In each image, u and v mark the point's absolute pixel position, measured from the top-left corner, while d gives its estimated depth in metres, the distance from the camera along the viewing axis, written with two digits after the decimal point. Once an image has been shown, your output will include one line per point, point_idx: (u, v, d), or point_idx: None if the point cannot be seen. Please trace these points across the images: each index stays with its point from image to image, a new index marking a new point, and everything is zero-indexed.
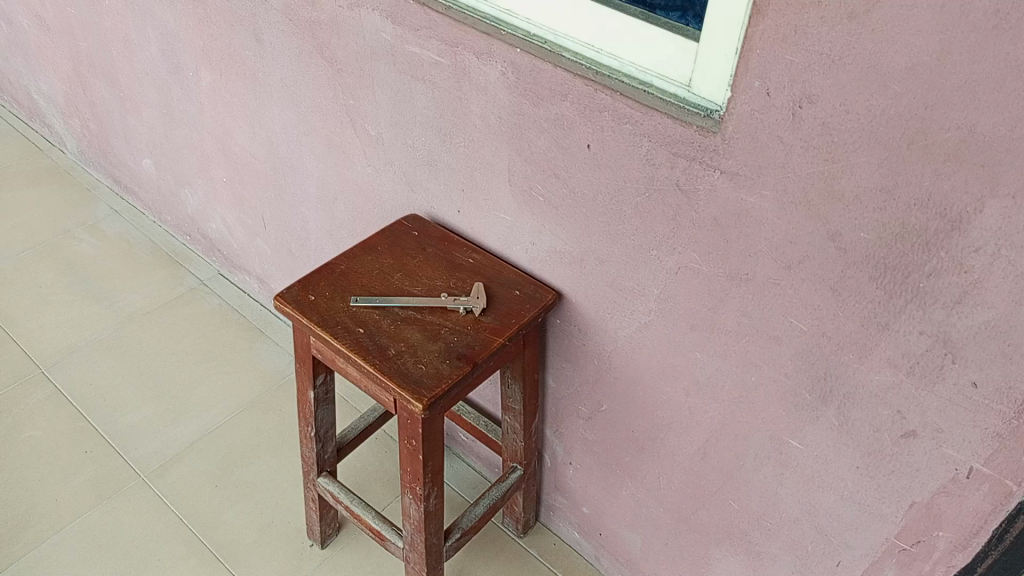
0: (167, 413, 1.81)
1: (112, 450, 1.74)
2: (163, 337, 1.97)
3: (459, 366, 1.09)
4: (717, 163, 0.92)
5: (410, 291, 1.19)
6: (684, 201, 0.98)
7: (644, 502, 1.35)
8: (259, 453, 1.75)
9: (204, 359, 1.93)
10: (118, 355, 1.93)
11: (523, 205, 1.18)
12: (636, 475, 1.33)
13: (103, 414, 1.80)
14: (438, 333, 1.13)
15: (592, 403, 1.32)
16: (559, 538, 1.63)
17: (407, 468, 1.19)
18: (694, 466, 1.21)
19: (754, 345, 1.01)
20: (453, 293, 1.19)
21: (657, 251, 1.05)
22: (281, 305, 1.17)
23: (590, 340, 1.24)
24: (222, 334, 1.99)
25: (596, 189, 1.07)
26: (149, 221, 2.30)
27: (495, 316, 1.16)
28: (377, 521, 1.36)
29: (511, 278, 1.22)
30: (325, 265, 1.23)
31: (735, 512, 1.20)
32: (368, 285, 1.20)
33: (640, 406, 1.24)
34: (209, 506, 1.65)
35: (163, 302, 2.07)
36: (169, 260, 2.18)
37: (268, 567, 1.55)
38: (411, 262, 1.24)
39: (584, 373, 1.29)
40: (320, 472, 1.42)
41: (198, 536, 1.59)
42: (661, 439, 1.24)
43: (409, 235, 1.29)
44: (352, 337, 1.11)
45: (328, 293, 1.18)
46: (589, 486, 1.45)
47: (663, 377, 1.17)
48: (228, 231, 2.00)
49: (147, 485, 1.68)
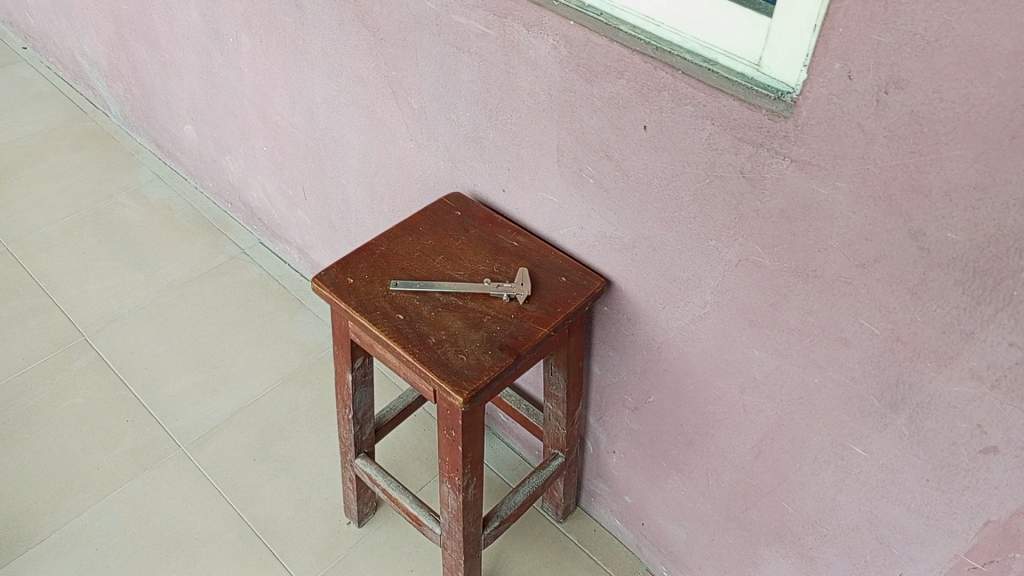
0: (207, 384, 1.80)
1: (153, 420, 1.73)
2: (204, 307, 1.96)
3: (502, 357, 1.04)
4: (787, 150, 0.85)
5: (452, 275, 1.14)
6: (748, 189, 0.91)
7: (691, 497, 1.30)
8: (297, 427, 1.73)
9: (244, 330, 1.91)
10: (159, 323, 1.92)
11: (572, 187, 1.11)
12: (684, 470, 1.28)
13: (144, 383, 1.80)
14: (481, 321, 1.08)
15: (639, 393, 1.27)
16: (600, 525, 1.59)
17: (446, 459, 1.15)
18: (746, 465, 1.15)
19: (818, 346, 0.94)
20: (496, 278, 1.13)
21: (716, 241, 0.98)
22: (319, 288, 1.12)
23: (639, 329, 1.17)
24: (262, 305, 1.97)
25: (651, 173, 1.00)
26: (190, 186, 2.28)
27: (540, 304, 1.10)
28: (415, 506, 1.33)
29: (558, 263, 1.15)
30: (365, 246, 1.18)
31: (788, 514, 1.14)
32: (409, 267, 1.15)
33: (690, 400, 1.18)
34: (247, 479, 1.64)
35: (203, 270, 2.05)
36: (210, 228, 2.16)
37: (306, 545, 1.54)
38: (453, 244, 1.18)
39: (632, 362, 1.23)
40: (358, 453, 1.39)
41: (236, 510, 1.58)
42: (712, 435, 1.18)
43: (451, 215, 1.23)
44: (391, 324, 1.07)
45: (367, 276, 1.13)
46: (634, 476, 1.41)
47: (716, 372, 1.10)
48: (268, 201, 1.96)
49: (186, 456, 1.67)
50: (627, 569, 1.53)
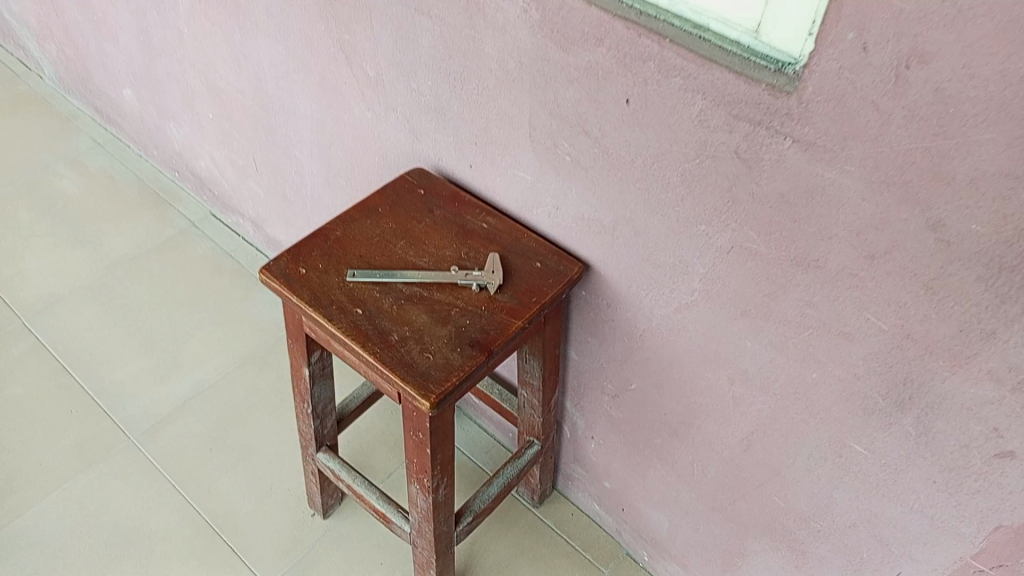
0: (157, 369, 1.68)
1: (100, 409, 1.61)
2: (152, 286, 1.83)
3: (472, 355, 0.94)
4: (789, 129, 0.76)
5: (415, 263, 1.03)
6: (743, 170, 0.82)
7: (675, 486, 1.24)
8: (256, 413, 1.63)
9: (196, 310, 1.79)
10: (103, 304, 1.79)
11: (546, 164, 1.01)
12: (667, 460, 1.21)
13: (89, 369, 1.68)
14: (448, 315, 0.98)
15: (619, 380, 1.19)
16: (578, 509, 1.52)
17: (413, 461, 1.06)
18: (735, 458, 1.09)
19: (817, 339, 0.87)
20: (464, 265, 1.03)
21: (705, 226, 0.89)
22: (267, 280, 1.02)
23: (620, 315, 1.09)
24: (215, 282, 1.85)
25: (633, 151, 0.90)
26: (134, 154, 2.13)
27: (513, 294, 1.00)
28: (383, 503, 1.25)
29: (531, 247, 1.06)
30: (319, 231, 1.07)
31: (780, 509, 1.07)
32: (368, 255, 1.04)
33: (675, 390, 1.10)
34: (203, 471, 1.54)
35: (151, 246, 1.92)
36: (157, 200, 2.02)
37: (268, 540, 1.45)
38: (417, 227, 1.08)
39: (612, 349, 1.15)
40: (320, 446, 1.30)
41: (192, 505, 1.49)
42: (698, 425, 1.11)
43: (414, 194, 1.13)
44: (348, 321, 0.97)
45: (321, 265, 1.03)
46: (614, 463, 1.34)
47: (704, 362, 1.03)
48: (218, 171, 1.83)
49: (137, 448, 1.56)
50: (606, 555, 1.47)
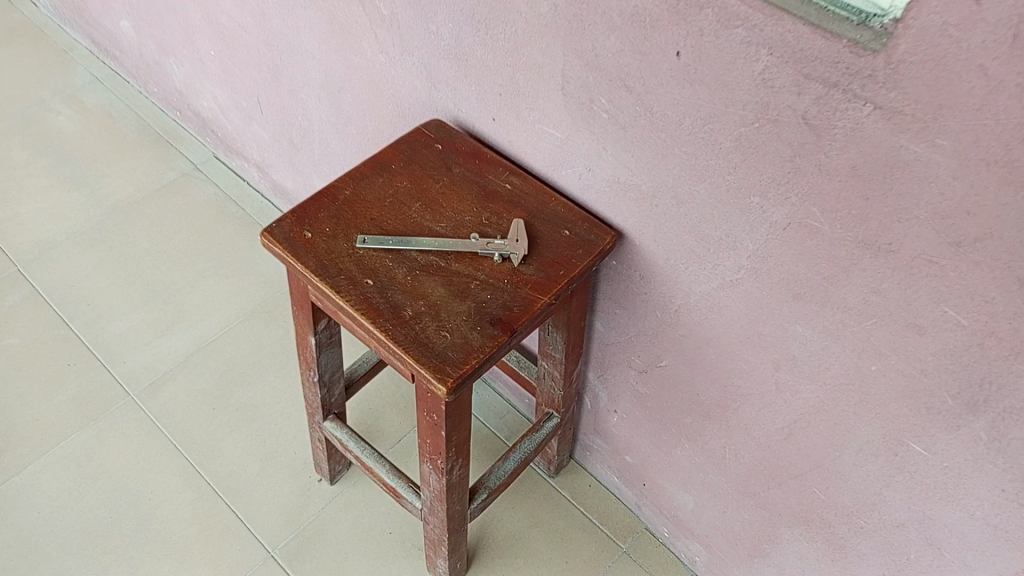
0: (158, 322, 1.61)
1: (98, 364, 1.54)
2: (152, 232, 1.74)
3: (493, 335, 0.86)
4: (871, 93, 0.65)
5: (432, 228, 0.94)
6: (810, 139, 0.71)
7: (703, 467, 1.16)
8: (261, 370, 1.55)
9: (198, 260, 1.70)
10: (102, 251, 1.71)
11: (579, 122, 0.91)
12: (696, 441, 1.13)
13: (87, 321, 1.60)
14: (467, 288, 0.89)
15: (648, 356, 1.10)
16: (595, 480, 1.45)
17: (426, 441, 0.99)
18: (773, 445, 1.01)
19: (881, 330, 0.78)
20: (485, 232, 0.94)
21: (759, 198, 0.79)
22: (269, 244, 0.93)
23: (654, 288, 1.00)
24: (218, 230, 1.76)
25: (681, 111, 0.80)
26: (133, 90, 2.02)
27: (538, 266, 0.91)
28: (393, 477, 1.18)
29: (559, 213, 0.96)
30: (326, 190, 0.97)
31: (819, 501, 1.00)
32: (380, 218, 0.95)
33: (710, 370, 1.02)
34: (206, 431, 1.47)
35: (151, 189, 1.82)
36: (157, 140, 1.92)
37: (273, 506, 1.39)
38: (434, 188, 0.98)
39: (642, 323, 1.06)
40: (327, 415, 1.23)
41: (195, 467, 1.43)
42: (734, 409, 1.03)
43: (431, 149, 1.02)
44: (358, 293, 0.88)
45: (328, 229, 0.93)
46: (637, 438, 1.26)
47: (745, 344, 0.94)
48: (221, 112, 1.72)
49: (137, 405, 1.50)
50: (624, 529, 1.40)
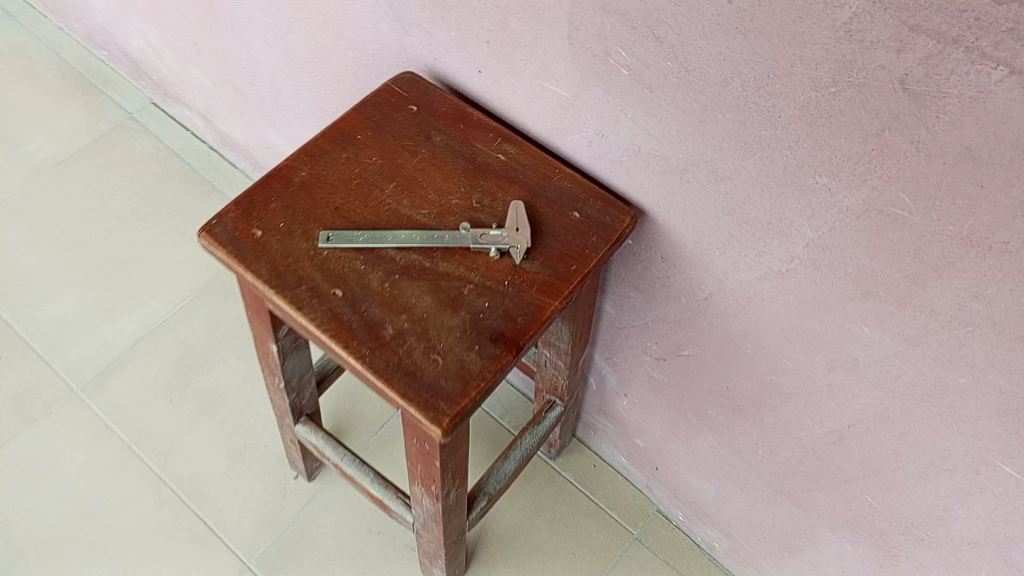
0: (101, 302, 1.42)
1: (35, 354, 1.36)
2: (86, 196, 1.53)
3: (495, 357, 0.70)
4: (1009, 53, 0.48)
5: (411, 217, 0.76)
6: (909, 110, 0.55)
7: (729, 460, 1.02)
8: (221, 353, 1.38)
9: (142, 226, 1.50)
10: (29, 221, 1.50)
11: (589, 79, 0.73)
12: (722, 434, 0.99)
13: (17, 304, 1.41)
14: (460, 295, 0.72)
15: (668, 344, 0.95)
16: (600, 460, 1.33)
17: (417, 466, 0.84)
18: (819, 448, 0.87)
19: (978, 341, 0.63)
20: (478, 219, 0.76)
21: (828, 179, 0.62)
22: (209, 246, 0.75)
23: (679, 274, 0.84)
24: (162, 190, 1.55)
25: (728, 69, 0.62)
26: (53, 26, 1.77)
27: (544, 261, 0.75)
28: (378, 487, 1.03)
29: (565, 189, 0.79)
30: (277, 171, 0.79)
31: (871, 509, 0.87)
32: (346, 206, 0.77)
33: (745, 365, 0.87)
34: (163, 427, 1.31)
35: (81, 144, 1.60)
36: (84, 85, 1.68)
37: (245, 509, 1.25)
38: (410, 163, 0.80)
39: (662, 309, 0.91)
40: (299, 417, 1.08)
41: (153, 469, 1.27)
42: (772, 407, 0.88)
43: (404, 112, 0.84)
44: (325, 309, 0.71)
45: (281, 223, 0.75)
46: (650, 424, 1.12)
47: (793, 342, 0.79)
48: (153, 54, 1.49)
49: (82, 400, 1.33)
50: (634, 513, 1.29)
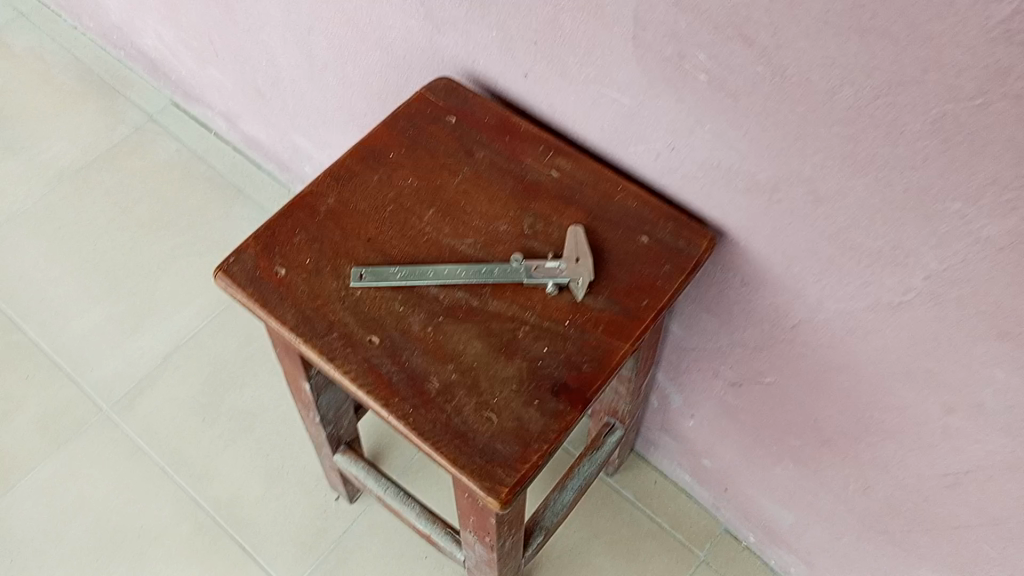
0: (129, 317, 1.35)
1: (63, 374, 1.30)
2: (109, 205, 1.46)
3: (558, 413, 0.60)
4: None
5: (455, 248, 0.67)
6: None
7: (813, 491, 0.92)
8: (255, 368, 1.31)
9: (168, 235, 1.43)
10: (52, 233, 1.43)
11: (659, 84, 0.62)
12: (807, 465, 0.89)
13: (43, 321, 1.35)
14: (514, 340, 0.63)
15: (745, 370, 0.84)
16: (661, 475, 1.23)
17: (470, 517, 0.75)
18: (926, 490, 0.77)
19: None
20: (531, 249, 0.67)
21: (962, 205, 0.51)
22: (228, 288, 0.66)
23: (761, 300, 0.73)
24: (187, 196, 1.47)
25: (837, 76, 0.51)
26: (67, 26, 1.69)
27: (610, 296, 0.65)
28: (424, 520, 0.93)
29: (630, 208, 0.68)
30: (301, 199, 0.70)
31: (988, 556, 0.77)
32: (380, 237, 0.67)
33: (839, 398, 0.76)
34: (197, 447, 1.24)
35: (102, 150, 1.52)
36: (102, 87, 1.61)
37: (285, 534, 1.17)
38: (451, 185, 0.70)
39: (739, 334, 0.80)
40: (337, 446, 0.99)
41: (189, 492, 1.20)
42: (869, 443, 0.78)
43: (441, 124, 0.74)
44: (360, 360, 0.62)
45: (308, 260, 0.66)
46: (720, 446, 1.02)
47: (900, 380, 0.68)
48: (170, 53, 1.41)
49: (113, 422, 1.26)
50: (701, 533, 1.19)
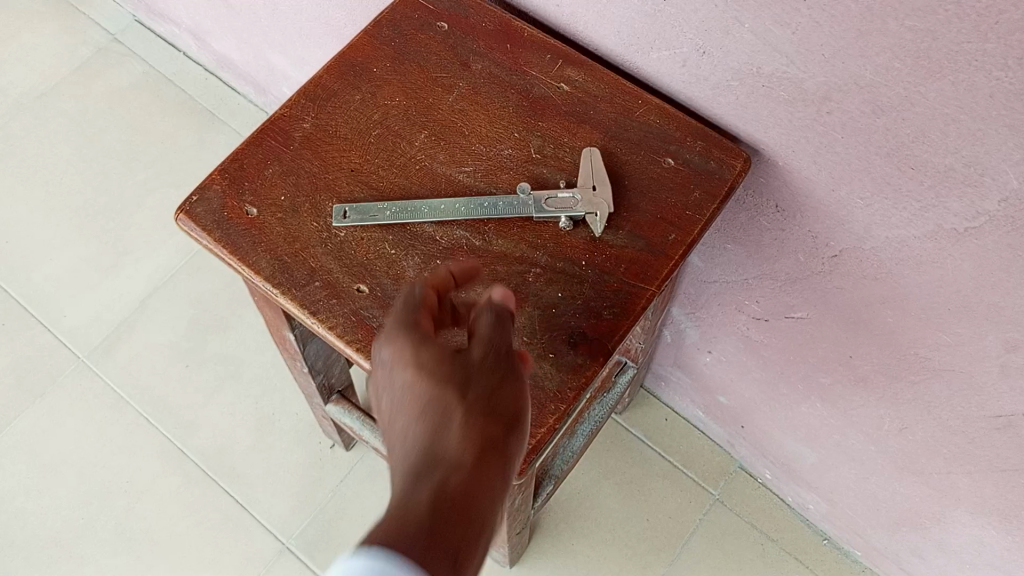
0: (102, 257, 1.26)
1: (34, 321, 1.22)
2: (73, 136, 1.35)
3: (577, 369, 0.52)
4: None
5: (452, 178, 0.58)
6: None
7: (841, 430, 0.86)
8: (238, 310, 1.23)
9: (138, 167, 1.33)
10: (13, 168, 1.33)
11: None
12: (836, 404, 0.82)
13: (9, 264, 1.26)
14: (523, 284, 0.55)
15: (773, 304, 0.76)
16: (672, 412, 1.16)
17: None
18: (973, 432, 0.70)
19: None
20: (541, 178, 0.58)
21: None
22: (190, 231, 0.57)
23: (797, 227, 0.65)
24: (157, 123, 1.37)
25: None
26: None
27: (633, 230, 0.57)
28: None
29: (652, 126, 0.60)
30: (272, 124, 0.61)
31: None
32: (365, 166, 0.59)
33: (880, 334, 0.69)
34: (181, 396, 1.17)
35: (61, 76, 1.41)
36: (60, 6, 1.48)
37: (279, 485, 1.11)
38: (445, 103, 0.61)
39: (768, 265, 0.72)
40: (328, 395, 0.92)
41: (175, 443, 1.13)
42: (910, 382, 0.71)
43: (432, 33, 0.64)
44: (347, 312, 0.54)
45: (283, 196, 0.58)
46: (739, 383, 0.95)
47: (955, 316, 0.60)
48: None
49: (89, 370, 1.18)
50: (715, 470, 1.12)
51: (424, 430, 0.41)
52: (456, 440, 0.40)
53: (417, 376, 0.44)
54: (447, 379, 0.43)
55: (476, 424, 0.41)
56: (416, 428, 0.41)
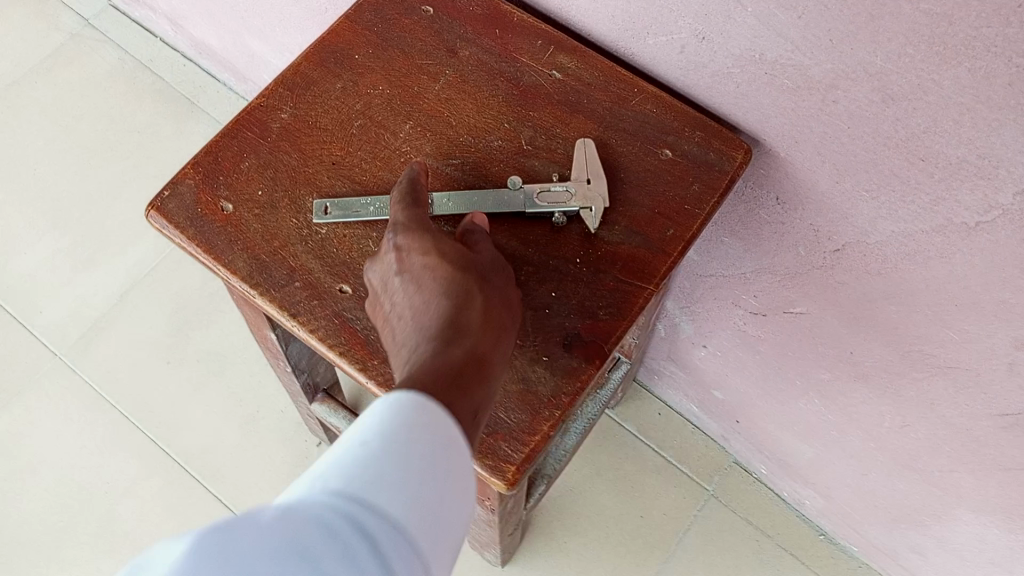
0: (78, 251, 1.23)
1: (9, 318, 1.18)
2: (48, 126, 1.31)
3: (571, 374, 0.50)
4: None
5: (439, 171, 0.55)
6: None
7: (840, 426, 0.84)
8: (220, 305, 1.20)
9: (116, 158, 1.29)
10: None
11: None
12: (835, 400, 0.80)
13: None
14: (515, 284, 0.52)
15: (771, 298, 0.74)
16: (665, 406, 1.14)
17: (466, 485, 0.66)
18: (978, 429, 0.68)
19: None
20: (533, 171, 0.55)
21: None
22: (162, 228, 0.54)
23: (798, 220, 0.62)
24: (134, 112, 1.32)
25: None
26: None
27: (630, 226, 0.54)
28: None
29: (648, 116, 0.57)
30: (249, 113, 0.57)
31: None
32: (347, 159, 0.56)
33: (883, 331, 0.66)
34: (163, 394, 1.13)
35: (35, 63, 1.36)
36: None
37: (264, 484, 1.08)
38: (431, 91, 0.58)
39: (767, 259, 0.70)
40: (313, 394, 0.89)
41: (156, 443, 1.10)
42: (913, 379, 0.69)
43: (416, 17, 0.61)
44: (330, 314, 0.51)
45: (261, 191, 0.55)
46: (734, 378, 0.93)
47: (963, 312, 0.58)
48: None
49: (67, 368, 1.15)
50: (709, 465, 1.10)
51: (449, 300, 0.46)
52: (476, 313, 0.45)
53: (434, 261, 0.48)
54: (462, 267, 0.48)
55: (490, 317, 0.46)
56: (435, 301, 0.46)
